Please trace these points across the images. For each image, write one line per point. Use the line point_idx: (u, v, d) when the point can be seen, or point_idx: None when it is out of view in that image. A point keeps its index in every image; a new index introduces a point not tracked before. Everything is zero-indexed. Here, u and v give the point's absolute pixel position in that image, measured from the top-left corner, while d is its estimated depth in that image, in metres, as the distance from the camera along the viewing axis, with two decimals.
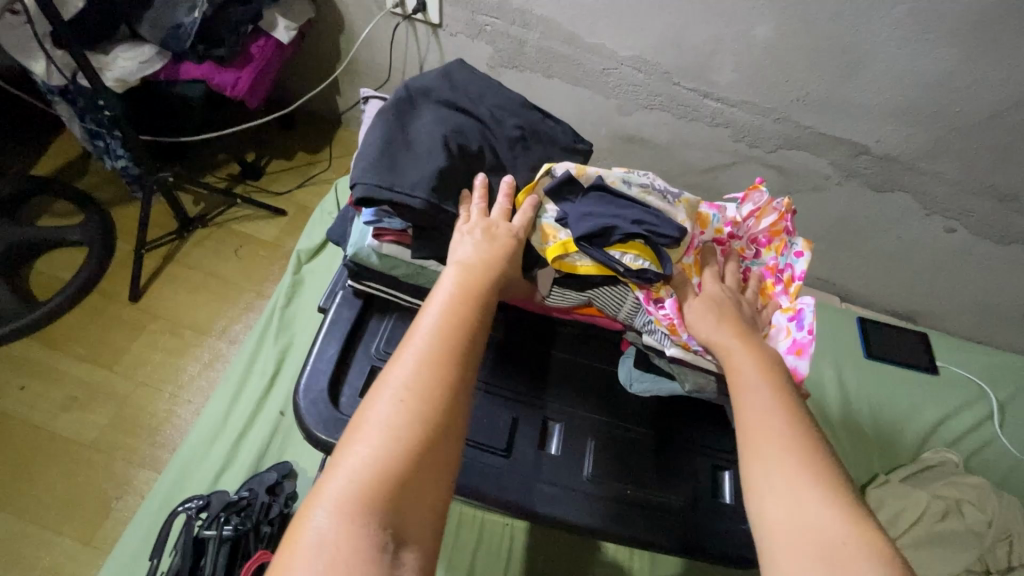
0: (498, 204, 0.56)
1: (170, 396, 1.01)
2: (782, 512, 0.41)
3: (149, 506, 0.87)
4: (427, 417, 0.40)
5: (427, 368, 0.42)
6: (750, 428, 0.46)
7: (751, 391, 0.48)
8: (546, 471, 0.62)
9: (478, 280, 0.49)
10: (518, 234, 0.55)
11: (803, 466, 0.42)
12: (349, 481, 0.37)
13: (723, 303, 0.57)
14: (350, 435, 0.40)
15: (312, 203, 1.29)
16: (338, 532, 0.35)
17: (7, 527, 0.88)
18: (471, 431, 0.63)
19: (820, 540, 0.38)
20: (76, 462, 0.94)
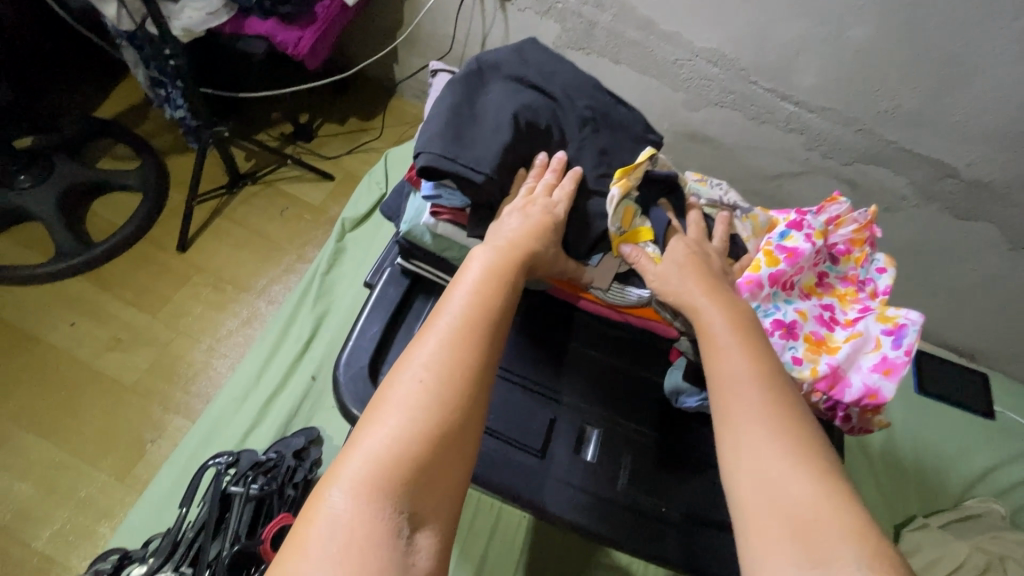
0: (544, 179, 0.52)
1: (207, 347, 1.03)
2: (750, 485, 0.37)
3: (181, 454, 0.89)
4: (454, 398, 0.38)
5: (455, 346, 0.40)
6: (719, 398, 0.42)
7: (726, 354, 0.44)
8: (580, 477, 0.58)
9: (512, 255, 0.46)
10: (558, 216, 0.50)
11: (772, 434, 0.39)
12: (366, 461, 0.35)
13: (676, 268, 0.51)
14: (371, 414, 0.38)
15: (359, 170, 1.28)
16: (354, 513, 0.33)
17: (48, 455, 0.91)
18: (507, 427, 0.59)
19: (789, 517, 0.35)
20: (116, 400, 0.97)
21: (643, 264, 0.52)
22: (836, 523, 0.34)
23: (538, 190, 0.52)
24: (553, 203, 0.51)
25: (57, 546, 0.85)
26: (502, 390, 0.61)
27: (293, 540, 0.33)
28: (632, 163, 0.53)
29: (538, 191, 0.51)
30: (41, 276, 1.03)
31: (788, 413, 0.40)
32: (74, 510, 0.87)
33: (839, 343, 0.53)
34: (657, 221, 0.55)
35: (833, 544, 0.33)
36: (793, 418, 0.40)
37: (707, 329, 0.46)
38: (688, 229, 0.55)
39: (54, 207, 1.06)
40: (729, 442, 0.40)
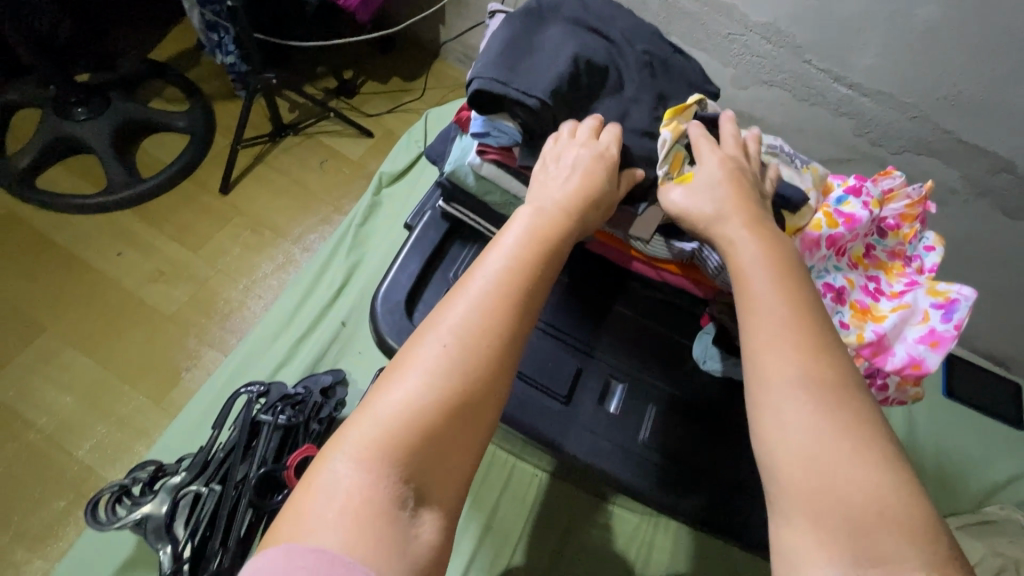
0: (587, 123, 0.51)
1: (244, 287, 1.07)
2: (802, 473, 0.35)
3: (215, 383, 0.93)
4: (471, 374, 0.38)
5: (479, 319, 0.39)
6: (769, 375, 0.38)
7: (780, 326, 0.40)
8: (603, 426, 0.60)
9: (547, 228, 0.45)
10: (607, 164, 0.49)
11: (830, 421, 0.36)
12: (378, 426, 0.35)
13: (715, 188, 0.48)
14: (388, 379, 0.38)
15: (399, 129, 1.29)
16: (360, 478, 0.33)
17: (91, 374, 0.96)
18: (535, 371, 0.60)
19: (848, 514, 0.33)
20: (156, 329, 1.01)
21: (669, 188, 0.50)
22: (901, 525, 0.32)
23: (582, 133, 0.50)
24: (599, 157, 0.49)
25: (96, 458, 0.90)
26: (535, 336, 0.62)
27: (296, 498, 0.33)
28: (681, 105, 0.53)
29: (581, 133, 0.50)
30: (93, 206, 1.08)
31: (849, 395, 0.37)
32: (113, 426, 0.92)
33: (885, 313, 0.51)
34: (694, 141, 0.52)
35: (896, 545, 0.31)
36: (858, 402, 0.36)
37: (760, 299, 0.42)
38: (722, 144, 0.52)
39: (108, 140, 1.10)
40: (773, 424, 0.37)
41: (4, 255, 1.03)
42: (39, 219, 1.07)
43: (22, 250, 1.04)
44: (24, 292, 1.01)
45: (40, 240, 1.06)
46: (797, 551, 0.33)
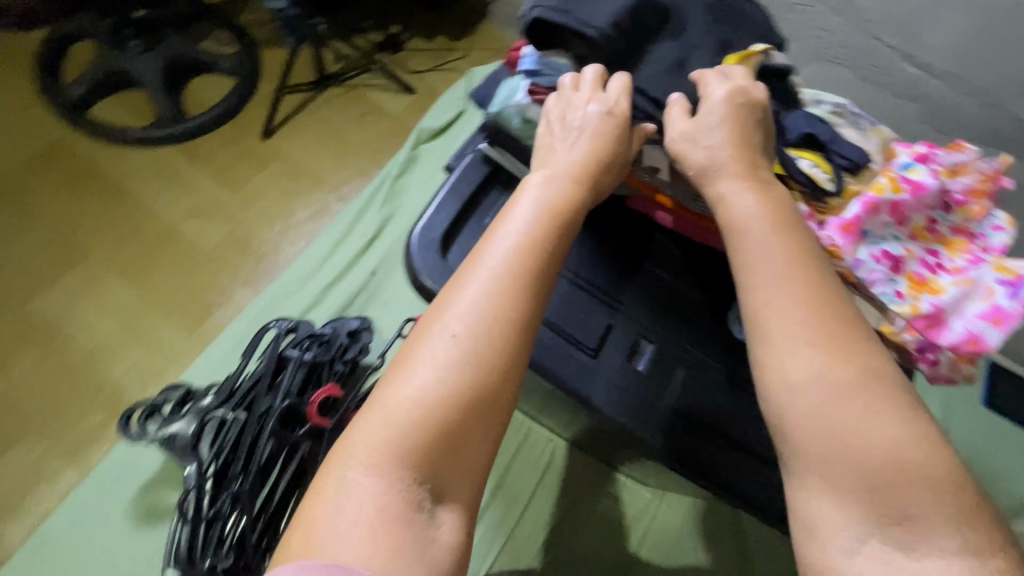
0: (588, 77, 0.50)
1: (279, 231, 1.08)
2: (821, 435, 0.34)
3: (245, 319, 0.95)
4: (482, 368, 0.37)
5: (487, 308, 0.38)
6: (774, 335, 0.37)
7: (785, 287, 0.38)
8: (629, 384, 0.58)
9: (558, 210, 0.44)
10: (611, 120, 0.48)
11: (844, 380, 0.35)
12: (386, 429, 0.35)
13: (716, 128, 0.46)
14: (393, 379, 0.37)
15: (440, 87, 1.28)
16: (371, 484, 0.34)
17: (130, 300, 0.99)
18: (565, 323, 0.59)
19: (869, 473, 0.33)
20: (193, 263, 1.03)
21: (670, 116, 0.48)
22: (929, 485, 0.32)
23: (585, 85, 0.50)
24: (606, 116, 0.48)
25: (130, 380, 0.93)
26: (568, 288, 0.61)
27: (309, 507, 0.35)
28: (746, 51, 0.51)
29: (586, 85, 0.49)
30: (140, 140, 1.10)
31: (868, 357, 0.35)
32: (147, 351, 0.95)
33: (944, 286, 0.49)
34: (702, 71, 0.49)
35: (925, 501, 0.32)
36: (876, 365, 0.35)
37: (768, 263, 0.39)
38: (734, 76, 0.48)
39: (159, 76, 1.12)
40: (771, 388, 0.36)
41: (55, 179, 1.07)
42: (89, 148, 1.10)
43: (72, 176, 1.07)
44: (71, 216, 1.04)
45: (89, 168, 1.09)
46: (818, 515, 0.34)
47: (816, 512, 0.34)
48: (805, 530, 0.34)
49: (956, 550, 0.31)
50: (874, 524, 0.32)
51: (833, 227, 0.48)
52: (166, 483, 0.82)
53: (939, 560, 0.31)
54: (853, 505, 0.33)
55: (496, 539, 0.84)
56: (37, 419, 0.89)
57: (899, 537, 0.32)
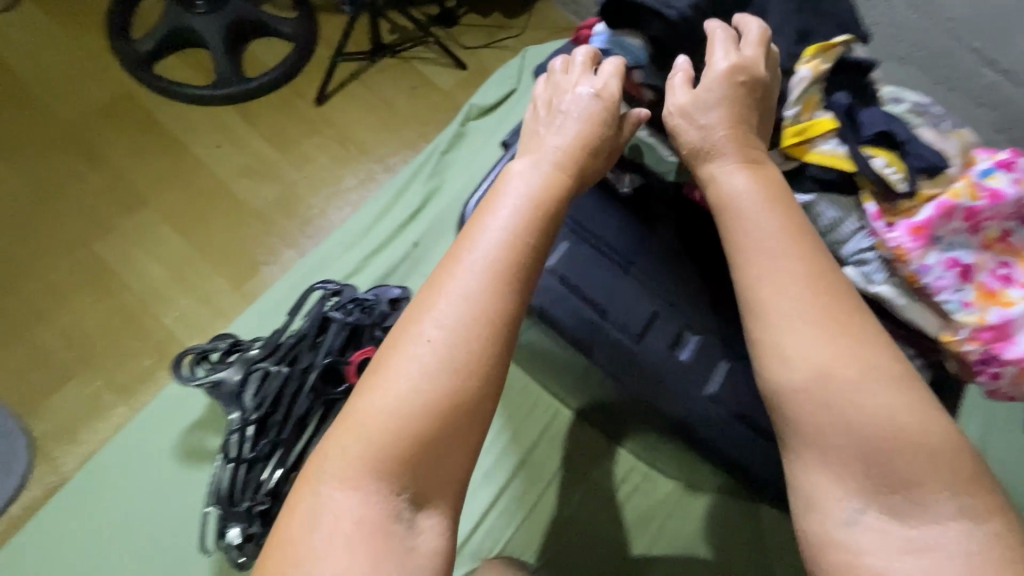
0: (579, 62, 0.53)
1: (326, 196, 1.10)
2: (824, 414, 0.41)
3: (290, 279, 0.98)
4: (461, 375, 0.40)
5: (466, 318, 0.41)
6: (765, 317, 0.43)
7: (770, 272, 0.44)
8: (669, 371, 0.59)
9: (538, 214, 0.45)
10: (598, 99, 0.51)
11: (834, 361, 0.41)
12: (362, 442, 0.38)
13: (718, 105, 0.48)
14: (372, 387, 0.40)
15: (491, 66, 1.28)
16: (346, 496, 0.38)
17: (183, 252, 1.03)
18: (609, 306, 0.60)
19: (869, 449, 0.39)
20: (243, 221, 1.07)
21: (673, 86, 0.50)
22: (930, 464, 0.38)
23: (575, 70, 0.53)
24: (594, 97, 0.50)
25: (180, 327, 0.97)
26: (615, 272, 0.61)
27: (286, 531, 0.37)
28: (826, 43, 0.51)
29: (576, 69, 0.53)
30: (200, 98, 1.14)
31: (869, 346, 0.41)
32: (197, 302, 0.99)
33: (1016, 300, 0.47)
34: (711, 39, 0.50)
35: (921, 474, 0.38)
36: (876, 354, 0.40)
37: (761, 245, 0.45)
38: (743, 46, 0.49)
39: (222, 37, 1.15)
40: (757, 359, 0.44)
41: (118, 131, 1.11)
42: (152, 102, 1.14)
43: (135, 128, 1.11)
44: (132, 167, 1.09)
45: (151, 122, 1.12)
46: (821, 487, 0.40)
47: (819, 481, 0.41)
48: (808, 498, 0.41)
49: (949, 515, 0.37)
50: (870, 493, 0.39)
51: (901, 229, 0.48)
52: (210, 428, 0.86)
53: (933, 525, 0.37)
54: (852, 480, 0.40)
55: (517, 512, 0.87)
56: (94, 358, 0.94)
57: (895, 505, 0.38)
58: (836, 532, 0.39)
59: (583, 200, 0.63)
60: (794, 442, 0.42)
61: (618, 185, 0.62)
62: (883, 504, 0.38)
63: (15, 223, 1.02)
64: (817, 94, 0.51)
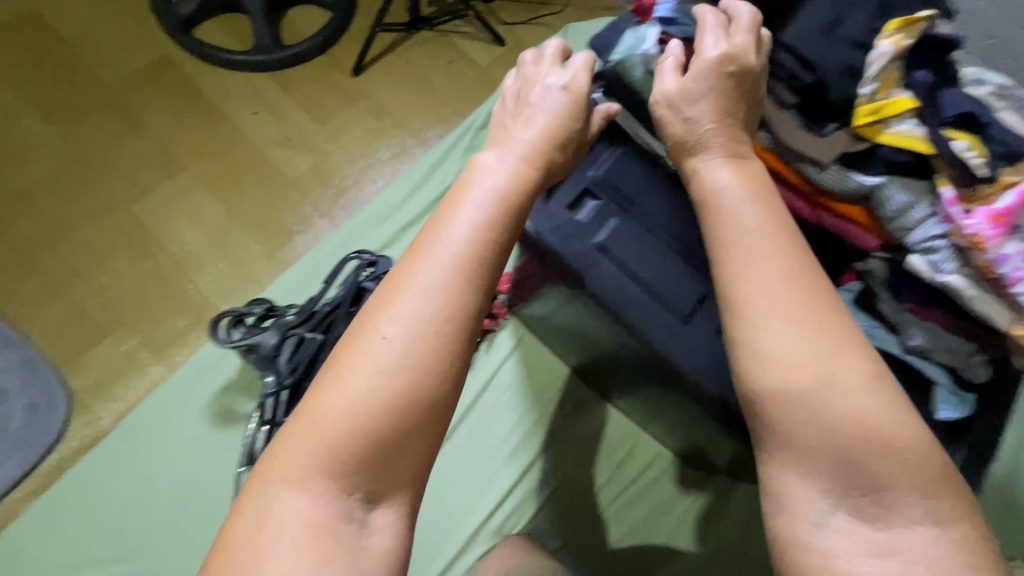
0: (550, 55, 0.56)
1: (359, 168, 1.10)
2: (802, 425, 0.38)
3: (323, 249, 0.98)
4: (420, 371, 0.39)
5: (429, 312, 0.40)
6: (743, 313, 0.41)
7: (748, 268, 0.42)
8: (718, 356, 0.56)
9: (502, 207, 0.45)
10: (567, 96, 0.53)
11: (807, 357, 0.39)
12: (314, 440, 0.37)
13: (707, 96, 0.48)
14: (324, 385, 0.39)
15: (530, 42, 1.25)
16: (295, 495, 0.37)
17: (218, 217, 1.03)
18: (658, 285, 0.58)
19: (842, 452, 0.37)
20: (277, 188, 1.07)
21: (662, 73, 0.50)
22: (902, 466, 0.36)
23: (547, 62, 0.56)
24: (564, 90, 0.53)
25: (213, 291, 0.98)
26: (663, 250, 0.59)
27: (229, 539, 0.36)
28: (910, 16, 0.48)
29: (546, 62, 0.55)
30: (238, 64, 1.13)
31: (846, 352, 0.39)
32: (230, 267, 1.00)
33: None
34: (701, 26, 0.50)
35: (895, 478, 0.36)
36: (852, 361, 0.38)
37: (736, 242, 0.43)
38: (732, 35, 0.49)
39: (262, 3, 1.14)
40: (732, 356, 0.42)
41: (158, 94, 1.11)
42: (190, 67, 1.14)
43: (173, 92, 1.12)
44: (171, 131, 1.09)
45: (189, 86, 1.12)
46: (792, 492, 0.38)
47: (789, 486, 0.38)
48: (777, 505, 0.39)
49: (923, 520, 0.36)
50: (841, 495, 0.37)
51: (980, 216, 0.47)
52: (243, 392, 0.87)
53: (903, 529, 0.36)
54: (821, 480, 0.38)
55: (541, 491, 0.87)
56: (130, 318, 0.95)
57: (865, 507, 0.37)
58: (806, 536, 0.37)
59: (635, 178, 0.61)
60: (767, 440, 0.40)
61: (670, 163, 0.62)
62: (852, 506, 0.37)
63: (55, 180, 1.03)
64: (896, 71, 0.49)
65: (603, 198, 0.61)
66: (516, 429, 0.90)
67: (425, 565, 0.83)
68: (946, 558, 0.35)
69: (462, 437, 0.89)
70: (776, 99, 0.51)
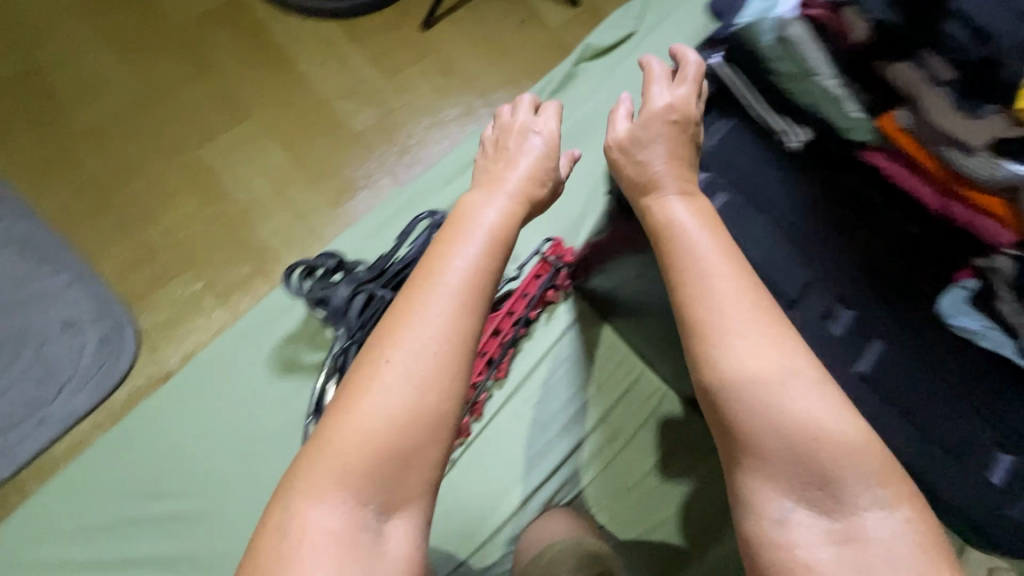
0: (524, 107, 0.66)
1: (425, 127, 1.07)
2: (771, 439, 0.42)
3: (388, 206, 0.97)
4: (431, 383, 0.43)
5: (435, 333, 0.44)
6: (710, 338, 0.46)
7: (708, 288, 0.47)
8: (821, 341, 0.55)
9: (497, 243, 0.51)
10: (544, 144, 0.62)
11: (761, 371, 0.43)
12: (337, 455, 0.41)
13: (654, 140, 0.56)
14: (342, 407, 0.42)
15: (606, 6, 1.19)
16: (317, 512, 0.39)
17: (283, 166, 1.03)
18: (764, 266, 0.56)
19: (798, 451, 0.41)
20: (342, 141, 1.05)
21: (615, 119, 0.59)
22: (849, 458, 0.40)
23: (523, 113, 0.66)
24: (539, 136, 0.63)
25: (277, 241, 0.98)
26: (769, 229, 0.56)
27: (262, 548, 0.39)
28: None
29: (521, 113, 0.66)
30: (307, 10, 1.11)
31: (796, 359, 0.44)
32: (293, 217, 1.00)
33: None
34: (650, 76, 0.59)
35: (848, 470, 0.40)
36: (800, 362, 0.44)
37: (699, 272, 0.48)
38: (675, 85, 0.58)
39: None
40: (697, 378, 0.47)
41: (228, 36, 1.09)
42: (260, 10, 1.12)
43: (242, 35, 1.10)
44: (239, 74, 1.07)
45: (258, 31, 1.10)
46: (764, 496, 0.42)
47: (758, 491, 0.42)
48: (754, 512, 0.42)
49: (869, 507, 0.39)
50: (803, 494, 0.41)
51: None
52: (305, 343, 0.88)
53: (856, 515, 0.39)
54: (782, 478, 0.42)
55: (594, 464, 0.86)
56: (196, 260, 0.96)
57: (821, 499, 0.40)
58: (772, 531, 0.41)
59: (747, 154, 0.59)
60: (739, 452, 0.44)
61: (786, 139, 0.58)
62: (810, 499, 0.41)
63: (126, 116, 1.03)
64: None
65: (712, 171, 0.59)
66: (569, 403, 0.89)
67: (474, 530, 0.83)
68: (894, 540, 0.38)
69: (518, 404, 0.89)
70: (929, 70, 0.46)
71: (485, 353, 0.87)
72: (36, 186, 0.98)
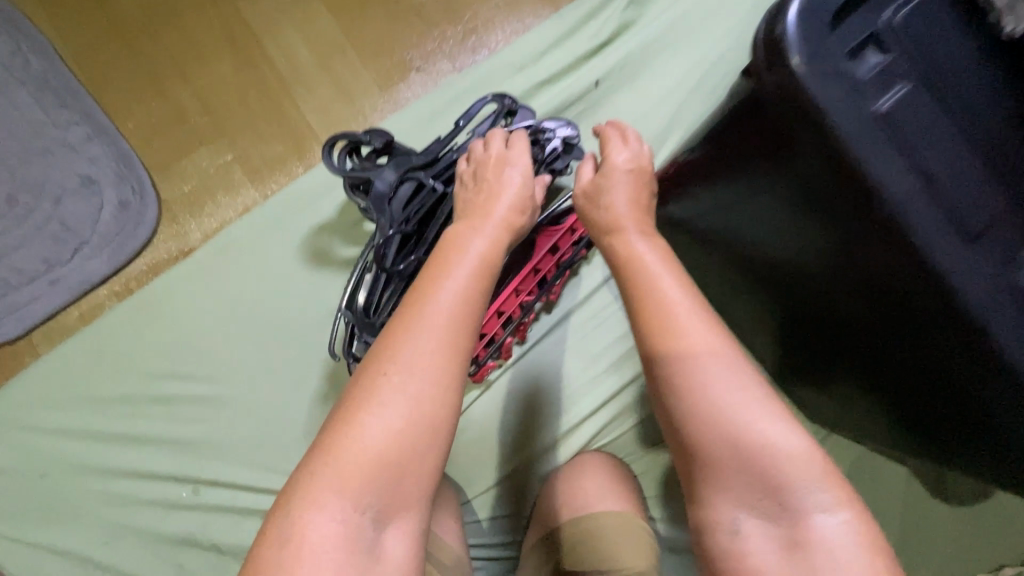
0: (492, 142, 0.62)
1: (497, 5, 0.92)
2: (724, 457, 0.41)
3: (446, 92, 0.84)
4: (429, 403, 0.41)
5: (428, 357, 0.42)
6: (663, 361, 0.44)
7: (666, 308, 0.45)
8: (1005, 290, 0.44)
9: (490, 268, 0.49)
10: (523, 175, 0.59)
11: (713, 392, 0.42)
12: (336, 471, 0.39)
13: (618, 188, 0.55)
14: (342, 426, 0.40)
15: None
16: (318, 526, 0.38)
17: (330, 33, 0.89)
18: (949, 190, 0.43)
19: (747, 466, 0.41)
20: (400, 12, 0.90)
21: (582, 173, 0.58)
22: (791, 466, 0.40)
23: (494, 143, 0.62)
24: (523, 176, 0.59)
25: (318, 119, 0.87)
26: (958, 142, 0.43)
27: (262, 556, 0.37)
28: None
29: (492, 145, 0.62)
30: None
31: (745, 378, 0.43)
32: (338, 95, 0.88)
33: None
34: (608, 137, 0.59)
35: (793, 479, 0.40)
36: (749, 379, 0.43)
37: (658, 294, 0.46)
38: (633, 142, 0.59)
39: None
40: (654, 395, 0.46)
41: None
42: None
43: None
44: None
45: None
46: (718, 510, 0.42)
47: (711, 503, 0.43)
48: (710, 523, 0.43)
49: (813, 511, 0.39)
50: (750, 505, 0.41)
51: None
52: (339, 234, 0.78)
53: (804, 521, 0.39)
54: (731, 489, 0.42)
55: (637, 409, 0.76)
56: (226, 129, 0.86)
57: (767, 506, 0.41)
58: (723, 540, 0.42)
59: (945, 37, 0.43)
60: (695, 472, 0.43)
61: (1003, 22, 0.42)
62: (758, 509, 0.41)
63: None
64: None
65: (895, 52, 0.43)
66: (623, 338, 0.78)
67: (496, 462, 0.76)
68: (839, 544, 0.38)
69: (566, 333, 0.79)
70: None
71: (540, 271, 0.74)
72: (58, 25, 0.87)
